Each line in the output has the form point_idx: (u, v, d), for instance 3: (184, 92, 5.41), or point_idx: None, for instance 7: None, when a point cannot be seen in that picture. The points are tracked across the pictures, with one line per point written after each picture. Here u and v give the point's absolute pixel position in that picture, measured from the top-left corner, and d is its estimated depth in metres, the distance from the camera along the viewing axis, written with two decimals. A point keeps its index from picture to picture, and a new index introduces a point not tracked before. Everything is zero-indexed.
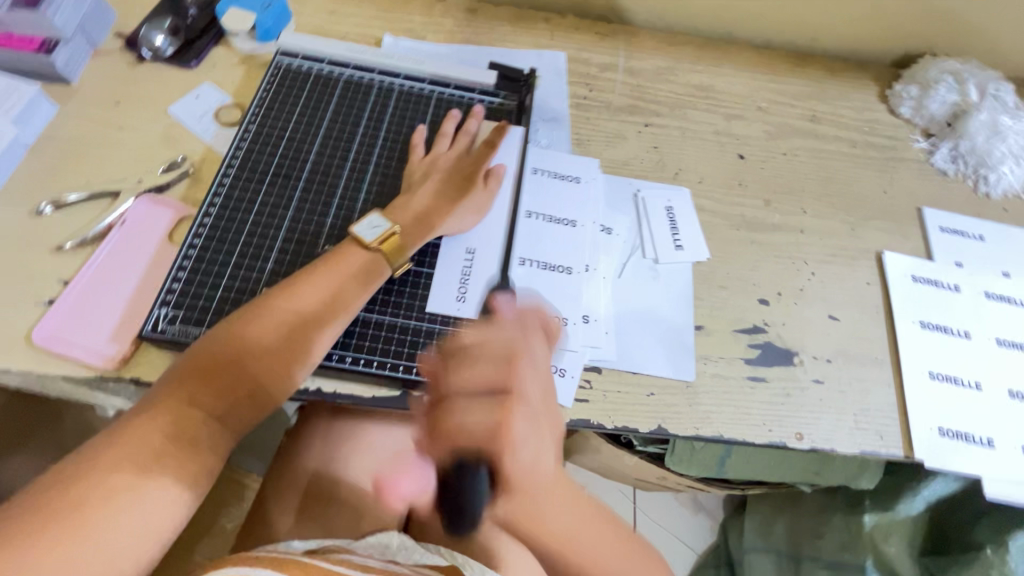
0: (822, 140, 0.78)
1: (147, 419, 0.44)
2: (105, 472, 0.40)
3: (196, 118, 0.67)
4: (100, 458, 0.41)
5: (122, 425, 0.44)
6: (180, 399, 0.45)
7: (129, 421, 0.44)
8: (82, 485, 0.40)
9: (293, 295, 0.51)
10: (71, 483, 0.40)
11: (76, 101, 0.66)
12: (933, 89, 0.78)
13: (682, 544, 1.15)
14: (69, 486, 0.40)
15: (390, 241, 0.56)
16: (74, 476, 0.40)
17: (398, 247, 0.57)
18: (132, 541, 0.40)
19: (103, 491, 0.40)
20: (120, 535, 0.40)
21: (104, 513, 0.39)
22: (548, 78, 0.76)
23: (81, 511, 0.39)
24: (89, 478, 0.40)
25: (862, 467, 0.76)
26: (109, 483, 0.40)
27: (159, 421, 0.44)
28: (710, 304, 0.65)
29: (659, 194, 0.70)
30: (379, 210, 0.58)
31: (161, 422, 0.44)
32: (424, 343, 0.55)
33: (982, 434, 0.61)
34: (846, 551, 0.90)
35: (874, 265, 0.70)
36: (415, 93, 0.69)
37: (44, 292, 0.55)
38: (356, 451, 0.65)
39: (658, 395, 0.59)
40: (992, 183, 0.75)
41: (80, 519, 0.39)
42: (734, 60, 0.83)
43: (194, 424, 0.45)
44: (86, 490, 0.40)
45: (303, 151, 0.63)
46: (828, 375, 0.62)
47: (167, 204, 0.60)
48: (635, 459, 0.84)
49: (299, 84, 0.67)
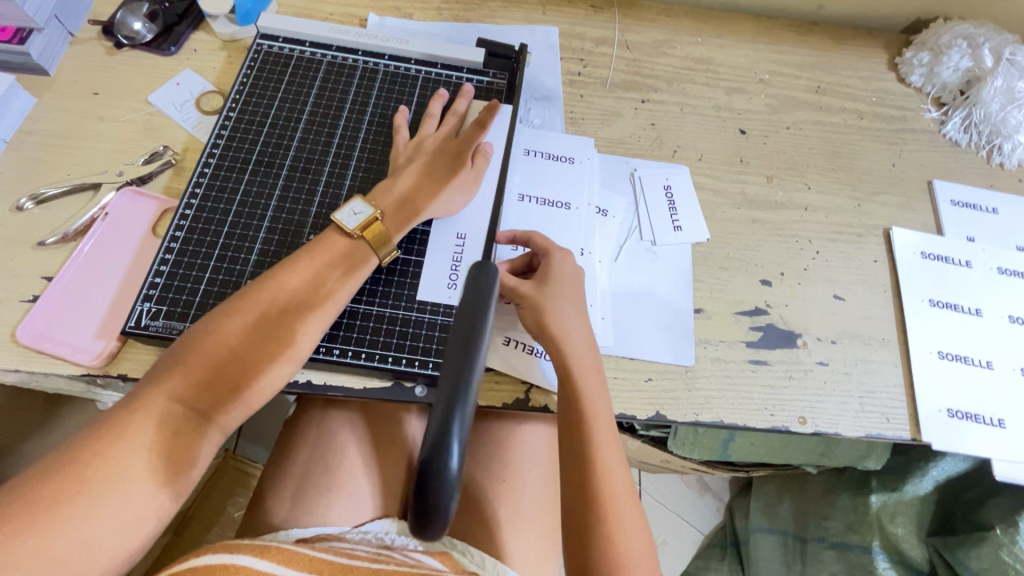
0: (827, 113, 0.75)
1: (125, 417, 0.42)
2: (79, 466, 0.40)
3: (176, 106, 0.65)
4: (73, 453, 0.40)
5: (101, 418, 0.43)
6: (160, 397, 0.44)
7: (109, 417, 0.43)
8: (58, 479, 0.39)
9: (279, 288, 0.50)
10: (44, 477, 0.39)
11: (56, 92, 0.64)
12: (945, 55, 0.73)
13: (688, 525, 1.15)
14: (42, 482, 0.39)
15: (372, 227, 0.54)
16: (47, 471, 0.40)
17: (382, 236, 0.54)
18: (106, 536, 0.39)
19: (78, 485, 0.39)
20: (94, 531, 0.39)
21: (80, 508, 0.39)
22: (539, 55, 0.74)
23: (54, 507, 0.38)
24: (65, 469, 0.40)
25: (867, 449, 0.74)
26: (84, 477, 0.39)
27: (138, 416, 0.43)
28: (711, 286, 0.63)
29: (658, 173, 0.68)
30: (362, 197, 0.56)
31: (138, 418, 0.43)
32: (414, 334, 0.54)
33: (992, 415, 0.59)
34: (851, 533, 0.89)
35: (881, 242, 0.67)
36: (401, 73, 0.67)
37: (28, 289, 0.54)
38: (347, 440, 0.64)
39: (656, 380, 0.58)
40: (1006, 153, 0.72)
41: (53, 514, 0.38)
42: (735, 31, 0.79)
43: (177, 420, 0.44)
44: (59, 485, 0.39)
45: (285, 137, 0.61)
46: (832, 357, 0.61)
47: (150, 195, 0.59)
48: (638, 443, 0.83)
49: (280, 68, 0.65)
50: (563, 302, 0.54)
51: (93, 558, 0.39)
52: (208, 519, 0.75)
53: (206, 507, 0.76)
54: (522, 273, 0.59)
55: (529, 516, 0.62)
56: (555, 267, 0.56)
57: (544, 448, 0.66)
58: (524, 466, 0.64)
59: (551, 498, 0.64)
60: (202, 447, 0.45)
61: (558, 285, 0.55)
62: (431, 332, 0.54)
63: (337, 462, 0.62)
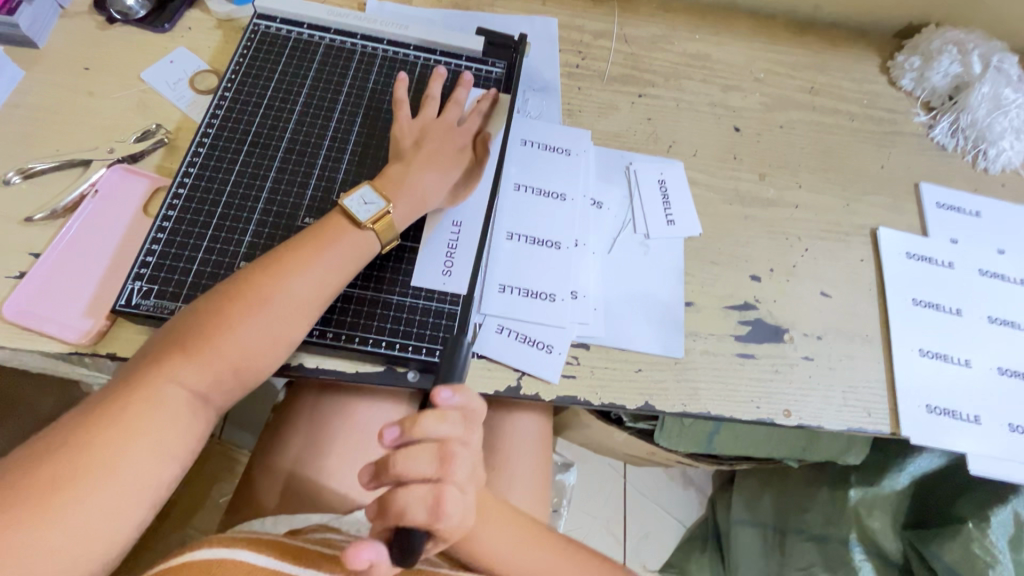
0: (820, 113, 0.76)
1: (123, 400, 0.43)
2: (74, 453, 0.40)
3: (170, 85, 0.64)
4: (66, 439, 0.41)
5: (100, 400, 0.43)
6: (157, 380, 0.44)
7: (108, 398, 0.43)
8: (53, 465, 0.39)
9: (278, 279, 0.49)
10: (38, 464, 0.39)
11: (45, 65, 0.63)
12: (936, 60, 0.75)
13: (671, 517, 1.18)
14: (37, 467, 0.39)
15: (384, 220, 0.54)
16: (40, 456, 0.40)
17: (391, 226, 0.54)
18: (104, 521, 0.40)
19: (73, 472, 0.39)
20: (91, 518, 0.39)
21: (77, 493, 0.39)
22: (539, 45, 0.74)
23: (51, 492, 0.38)
24: (60, 455, 0.40)
25: (849, 444, 0.76)
26: (80, 463, 0.40)
27: (136, 399, 0.43)
28: (701, 280, 0.64)
29: (653, 167, 0.68)
30: (372, 184, 0.55)
31: (135, 403, 0.43)
32: (407, 320, 0.54)
33: (969, 411, 0.61)
34: (831, 525, 0.91)
35: (868, 241, 0.69)
36: (400, 58, 0.66)
37: (15, 265, 0.53)
38: (343, 427, 0.64)
39: (646, 371, 0.58)
40: (991, 158, 0.74)
41: (50, 498, 0.38)
42: (732, 29, 0.80)
43: (177, 403, 0.45)
44: (54, 472, 0.39)
45: (282, 120, 0.61)
46: (817, 352, 0.62)
47: (142, 172, 0.58)
48: (625, 434, 0.84)
49: (277, 50, 0.64)
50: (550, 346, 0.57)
51: (91, 544, 0.39)
52: (193, 503, 0.75)
53: (189, 491, 0.75)
54: (545, 293, 0.59)
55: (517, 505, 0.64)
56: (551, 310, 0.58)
57: (532, 437, 0.68)
58: (513, 455, 0.66)
59: (536, 483, 0.67)
60: (198, 429, 0.46)
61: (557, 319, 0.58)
62: (425, 317, 0.55)
63: (327, 448, 0.63)
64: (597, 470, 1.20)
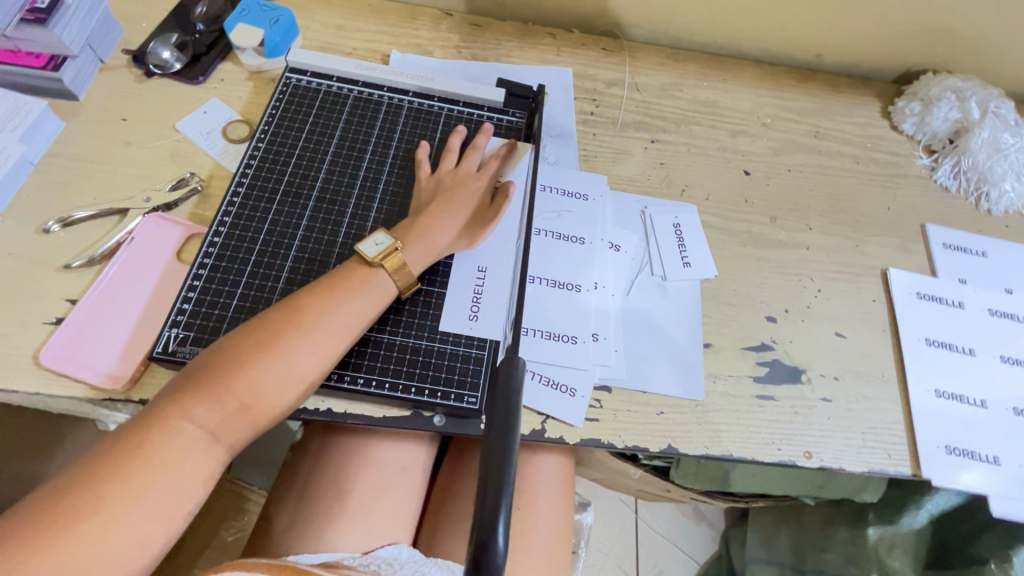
0: (826, 157, 0.79)
1: (140, 435, 0.44)
2: (96, 485, 0.41)
3: (203, 135, 0.66)
4: (90, 470, 0.42)
5: (120, 434, 0.44)
6: (174, 417, 0.45)
7: (128, 432, 0.44)
8: (75, 497, 0.40)
9: (298, 320, 0.50)
10: (63, 495, 0.41)
11: (85, 116, 0.66)
12: (935, 106, 0.78)
13: (683, 553, 1.17)
14: (61, 498, 0.40)
15: (391, 257, 0.55)
16: (65, 489, 0.41)
17: (399, 265, 0.55)
18: (118, 555, 0.41)
19: (94, 504, 0.41)
20: (107, 551, 0.40)
21: (95, 527, 0.40)
22: (556, 95, 0.77)
23: (71, 526, 0.40)
24: (82, 488, 0.41)
25: (863, 483, 0.76)
26: (98, 497, 0.41)
27: (152, 435, 0.44)
28: (719, 321, 0.65)
29: (667, 211, 0.70)
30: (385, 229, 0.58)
31: (151, 439, 0.44)
32: (436, 364, 0.55)
33: (987, 452, 0.61)
34: (851, 565, 0.89)
35: (879, 282, 0.70)
36: (424, 110, 0.69)
37: (52, 312, 0.54)
38: (364, 468, 0.65)
39: (668, 414, 0.59)
40: (993, 201, 0.76)
41: (68, 532, 0.39)
42: (739, 76, 0.84)
43: (191, 440, 0.45)
44: (77, 503, 0.40)
45: (313, 168, 0.63)
46: (836, 394, 0.63)
47: (176, 220, 0.60)
48: (640, 471, 0.84)
49: (308, 102, 0.67)
50: (576, 385, 0.58)
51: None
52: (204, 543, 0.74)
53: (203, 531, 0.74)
54: (567, 336, 0.60)
55: (539, 546, 0.64)
56: (572, 351, 0.59)
57: (554, 477, 0.68)
58: (537, 496, 0.66)
59: (561, 520, 0.67)
60: (210, 466, 0.46)
61: (580, 357, 0.59)
62: (452, 361, 0.56)
63: (348, 488, 0.63)
64: (606, 505, 1.19)
